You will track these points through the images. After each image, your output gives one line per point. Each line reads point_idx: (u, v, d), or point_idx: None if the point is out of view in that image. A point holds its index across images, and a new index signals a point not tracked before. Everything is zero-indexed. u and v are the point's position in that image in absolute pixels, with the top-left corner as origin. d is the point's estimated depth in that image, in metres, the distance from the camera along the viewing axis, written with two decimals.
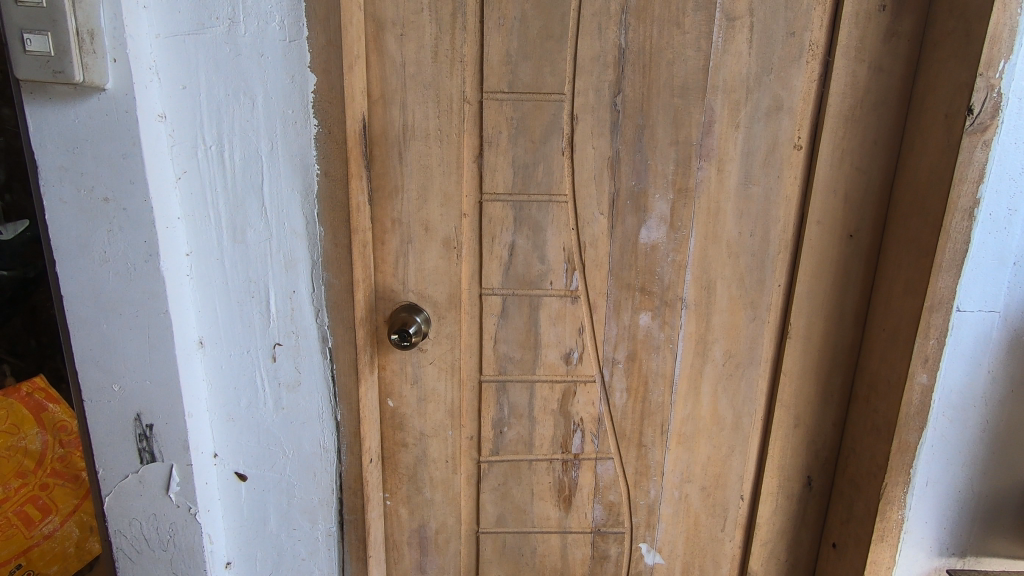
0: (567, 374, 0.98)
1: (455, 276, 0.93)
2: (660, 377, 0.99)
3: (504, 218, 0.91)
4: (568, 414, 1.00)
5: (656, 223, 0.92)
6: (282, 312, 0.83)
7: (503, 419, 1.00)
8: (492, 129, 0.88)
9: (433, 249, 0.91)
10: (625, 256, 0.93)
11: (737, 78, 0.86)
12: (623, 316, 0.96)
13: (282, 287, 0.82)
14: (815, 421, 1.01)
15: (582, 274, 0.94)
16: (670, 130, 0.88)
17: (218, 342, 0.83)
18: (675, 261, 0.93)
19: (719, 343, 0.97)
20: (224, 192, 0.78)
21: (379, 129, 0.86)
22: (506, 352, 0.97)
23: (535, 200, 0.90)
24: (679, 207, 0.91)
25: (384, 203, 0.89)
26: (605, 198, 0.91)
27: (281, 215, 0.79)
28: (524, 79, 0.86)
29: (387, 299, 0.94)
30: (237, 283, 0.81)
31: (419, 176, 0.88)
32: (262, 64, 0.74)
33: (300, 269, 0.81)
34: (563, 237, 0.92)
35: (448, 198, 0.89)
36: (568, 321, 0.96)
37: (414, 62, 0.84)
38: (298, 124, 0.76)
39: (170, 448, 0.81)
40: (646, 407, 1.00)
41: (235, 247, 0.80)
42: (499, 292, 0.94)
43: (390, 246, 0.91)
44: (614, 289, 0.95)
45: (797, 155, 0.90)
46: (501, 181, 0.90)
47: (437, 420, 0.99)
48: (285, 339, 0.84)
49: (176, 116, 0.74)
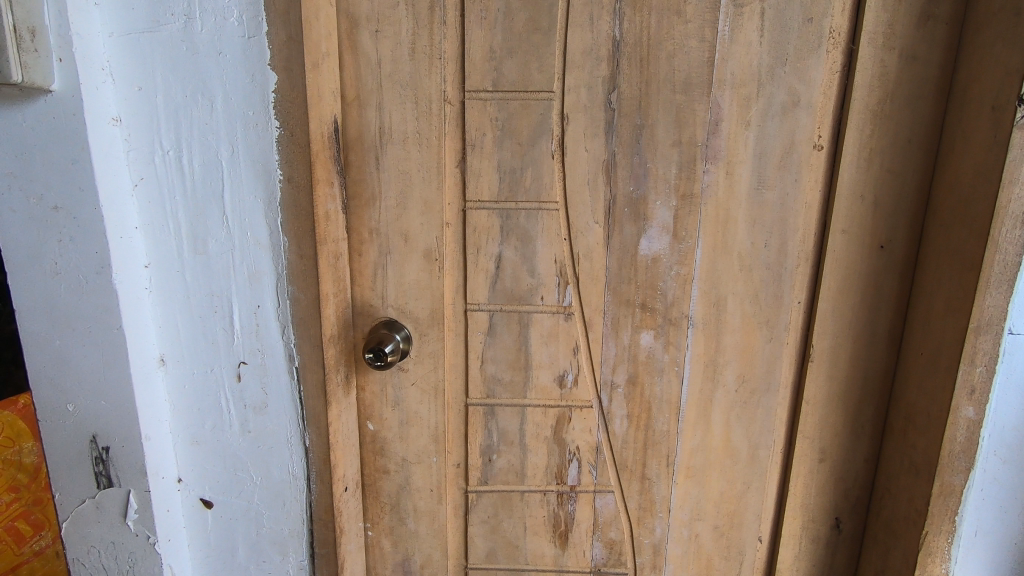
0: (561, 399, 0.90)
1: (437, 290, 0.86)
2: (664, 404, 0.89)
3: (490, 227, 0.84)
4: (563, 442, 0.92)
5: (658, 232, 0.83)
6: (247, 329, 0.77)
7: (492, 446, 0.92)
8: (476, 132, 0.81)
9: (413, 260, 0.85)
10: (623, 270, 0.84)
11: (748, 70, 0.77)
12: (623, 335, 0.87)
13: (246, 301, 0.76)
14: (843, 456, 0.89)
15: (576, 289, 0.86)
16: (672, 130, 0.79)
17: (180, 360, 0.78)
18: (680, 275, 0.84)
19: (731, 367, 0.87)
20: (185, 201, 0.73)
21: (354, 132, 0.80)
22: (494, 373, 0.89)
23: (522, 207, 0.83)
24: (684, 214, 0.82)
25: (361, 212, 0.83)
26: (600, 205, 0.82)
27: (243, 224, 0.74)
28: (510, 77, 0.79)
29: (366, 314, 0.87)
30: (199, 297, 0.76)
31: (398, 183, 0.82)
32: (219, 62, 0.69)
33: (264, 282, 0.76)
34: (555, 248, 0.84)
35: (429, 207, 0.83)
36: (561, 340, 0.88)
37: (390, 60, 0.78)
38: (260, 127, 0.71)
39: (127, 472, 0.76)
40: (650, 436, 0.90)
41: (196, 257, 0.75)
42: (486, 307, 0.87)
43: (367, 257, 0.85)
44: (612, 306, 0.86)
45: (818, 157, 0.80)
46: (486, 187, 0.82)
47: (421, 446, 0.92)
48: (250, 358, 0.78)
49: (132, 119, 0.70)
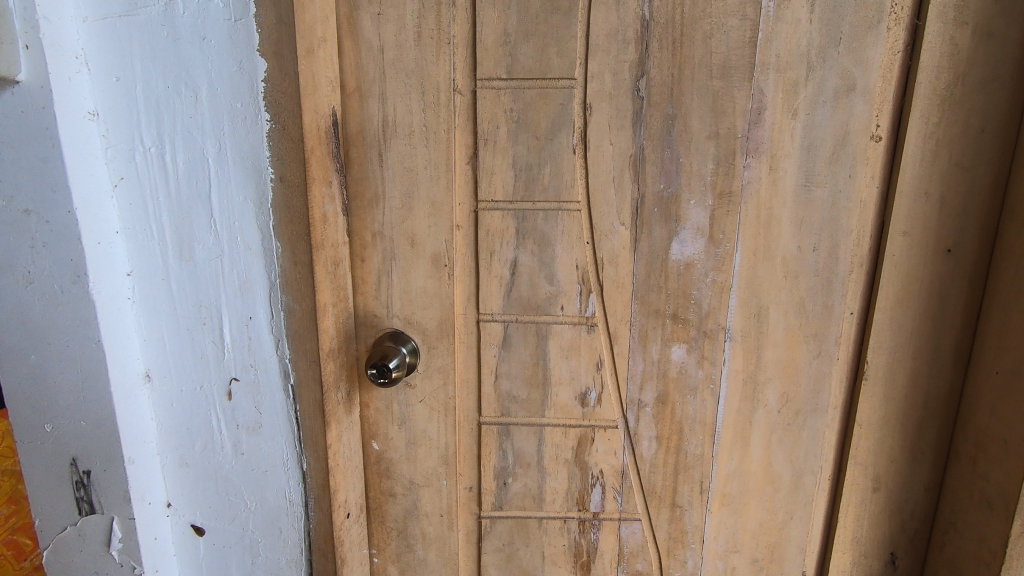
0: (583, 418, 0.82)
1: (447, 299, 0.78)
2: (697, 425, 0.80)
3: (504, 230, 0.76)
4: (585, 465, 0.84)
5: (691, 235, 0.74)
6: (238, 343, 0.71)
7: (507, 468, 0.85)
8: (488, 124, 0.73)
9: (420, 267, 0.77)
10: (652, 276, 0.76)
11: (796, 51, 0.68)
12: (651, 349, 0.79)
13: (237, 312, 0.70)
14: (901, 486, 0.80)
15: (600, 298, 0.77)
16: (708, 120, 0.71)
17: (167, 377, 0.72)
18: (716, 282, 0.76)
19: (773, 385, 0.78)
20: (169, 203, 0.66)
21: (354, 126, 0.73)
22: (509, 389, 0.82)
23: (540, 208, 0.75)
24: (721, 215, 0.73)
25: (363, 213, 0.76)
26: (626, 205, 0.74)
27: (232, 228, 0.67)
28: (526, 62, 0.71)
29: (369, 325, 0.80)
30: (186, 308, 0.70)
31: (403, 182, 0.75)
32: (203, 49, 0.62)
33: (256, 292, 0.69)
34: (576, 252, 0.76)
35: (437, 208, 0.75)
36: (582, 354, 0.79)
37: (394, 45, 0.71)
38: (248, 120, 0.64)
39: (109, 498, 0.70)
40: (681, 460, 0.82)
41: (182, 265, 0.68)
42: (500, 318, 0.79)
43: (371, 263, 0.77)
44: (640, 316, 0.78)
45: (875, 149, 0.70)
46: (500, 186, 0.75)
47: (429, 468, 0.85)
48: (242, 374, 0.72)
49: (110, 113, 0.64)
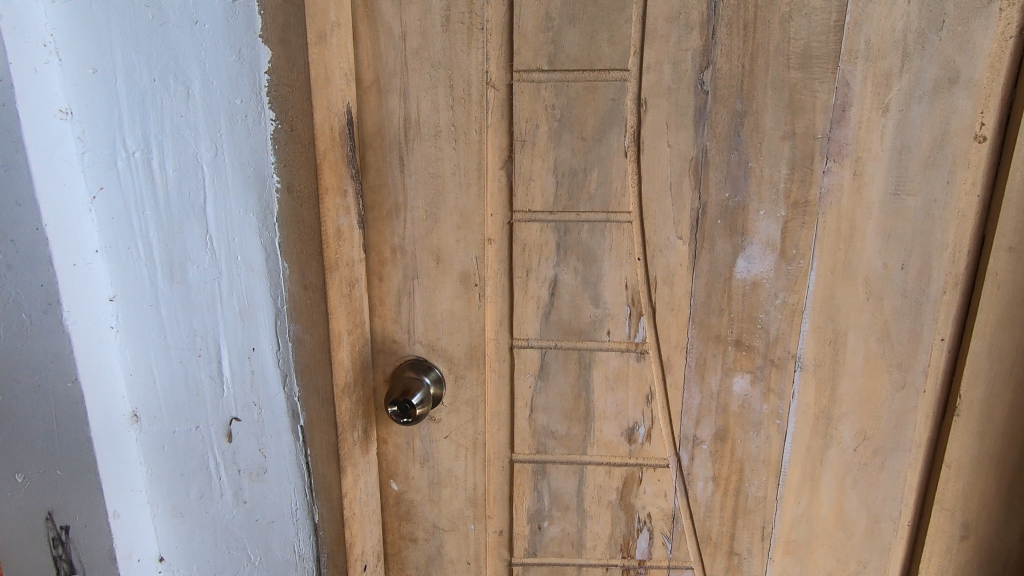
0: (630, 456, 0.72)
1: (476, 323, 0.69)
2: (761, 465, 0.71)
3: (543, 245, 0.66)
4: (630, 508, 0.74)
5: (759, 250, 0.65)
6: (238, 378, 0.61)
7: (543, 511, 0.75)
8: (526, 123, 0.63)
9: (447, 286, 0.68)
10: (713, 298, 0.66)
11: (890, 37, 0.58)
12: (710, 379, 0.69)
13: (237, 343, 0.60)
14: (994, 535, 0.70)
15: (652, 322, 0.68)
16: (783, 118, 0.61)
17: (158, 416, 0.62)
18: (786, 304, 0.66)
19: (850, 420, 0.69)
20: (157, 217, 0.57)
21: (372, 125, 0.63)
22: (546, 424, 0.72)
23: (585, 219, 0.65)
24: (795, 227, 0.64)
25: (381, 226, 0.66)
26: (685, 216, 0.64)
27: (232, 246, 0.57)
28: (571, 51, 0.61)
29: (388, 352, 0.70)
30: (179, 338, 0.60)
31: (427, 190, 0.65)
32: (196, 34, 0.52)
33: (259, 319, 0.59)
34: (626, 270, 0.66)
35: (466, 219, 0.66)
36: (630, 385, 0.70)
37: (417, 32, 0.61)
38: (250, 120, 0.54)
39: (91, 558, 0.60)
40: (741, 503, 0.72)
41: (173, 288, 0.59)
42: (537, 344, 0.69)
43: (390, 282, 0.68)
44: (697, 343, 0.68)
45: (979, 151, 0.60)
46: (539, 194, 0.65)
47: (455, 510, 0.75)
48: (244, 413, 0.62)
49: (85, 112, 0.54)
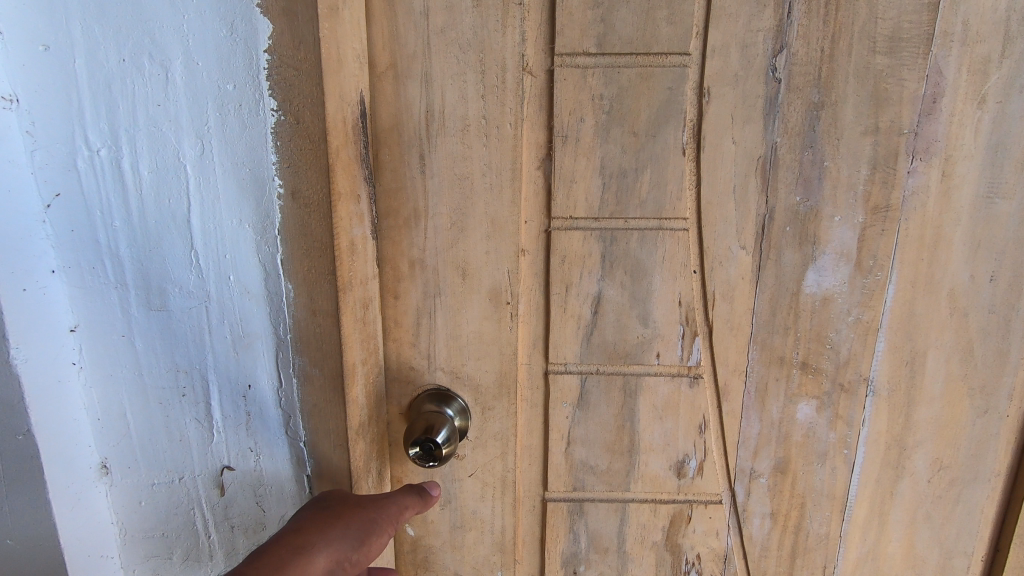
0: (678, 492, 0.64)
1: (507, 347, 0.60)
2: (824, 499, 0.63)
3: (586, 256, 0.58)
4: (677, 549, 0.66)
5: (832, 261, 0.57)
6: (231, 420, 0.51)
7: (579, 554, 0.67)
8: (569, 116, 0.54)
9: (474, 305, 0.59)
10: (777, 315, 0.58)
11: (991, 17, 0.50)
12: (771, 406, 0.61)
13: (230, 380, 0.50)
14: None
15: (708, 342, 0.60)
16: (866, 110, 0.53)
17: (133, 466, 0.52)
18: (860, 322, 0.58)
19: (924, 448, 0.62)
20: (128, 230, 0.46)
21: (387, 118, 0.54)
22: (585, 458, 0.63)
23: (634, 227, 0.57)
24: (873, 235, 0.56)
25: (398, 236, 0.57)
26: (749, 223, 0.56)
27: (222, 266, 0.47)
28: (624, 31, 0.52)
29: (404, 380, 0.61)
30: (158, 375, 0.50)
31: (453, 194, 0.56)
32: (176, 3, 0.42)
33: (257, 352, 0.50)
34: (680, 285, 0.58)
35: (498, 228, 0.57)
36: (681, 415, 0.62)
37: (443, 7, 0.51)
38: (245, 111, 0.44)
39: None
40: (800, 541, 0.65)
41: (150, 316, 0.48)
42: (575, 369, 0.61)
43: (408, 301, 0.59)
44: (758, 366, 0.60)
45: None
46: (583, 199, 0.56)
47: (480, 556, 0.66)
48: (238, 461, 0.53)
49: (35, 99, 0.43)
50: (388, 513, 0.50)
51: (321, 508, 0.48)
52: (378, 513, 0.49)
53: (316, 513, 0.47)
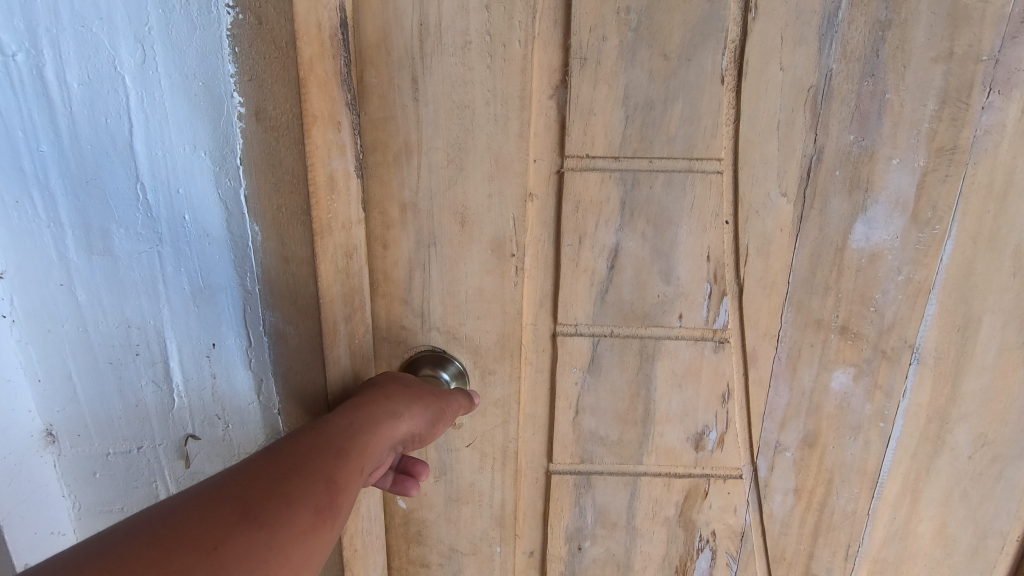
0: (695, 466, 0.59)
1: (511, 304, 0.53)
2: (854, 475, 0.58)
3: (604, 202, 0.50)
4: (691, 525, 0.61)
5: (885, 212, 0.50)
6: (194, 384, 0.46)
7: (584, 529, 0.62)
8: (589, 33, 0.46)
9: (474, 256, 0.51)
10: (818, 272, 0.52)
11: None
12: (803, 374, 0.55)
13: (190, 340, 0.45)
14: None
15: (736, 303, 0.53)
16: (940, 32, 0.45)
17: (84, 434, 0.47)
18: (910, 282, 0.52)
19: (969, 422, 0.56)
20: (60, 161, 0.39)
21: (374, 32, 0.45)
22: (595, 428, 0.57)
23: (661, 169, 0.49)
24: (934, 182, 0.49)
25: (388, 175, 0.49)
26: (792, 166, 0.49)
27: (176, 206, 0.41)
28: None
29: (395, 340, 0.54)
30: (105, 332, 0.44)
31: (451, 125, 0.48)
32: None
33: (221, 307, 0.44)
34: (709, 236, 0.51)
35: (503, 167, 0.49)
36: (703, 382, 0.55)
37: None
38: (195, 13, 0.36)
39: None
40: (825, 519, 0.60)
41: (93, 263, 0.42)
42: (587, 331, 0.54)
43: (399, 252, 0.51)
44: (792, 329, 0.54)
45: None
46: (602, 134, 0.48)
47: (478, 529, 0.61)
48: (204, 430, 0.48)
49: None
50: (452, 405, 0.48)
51: (405, 382, 0.46)
52: (448, 402, 0.47)
53: (400, 385, 0.46)
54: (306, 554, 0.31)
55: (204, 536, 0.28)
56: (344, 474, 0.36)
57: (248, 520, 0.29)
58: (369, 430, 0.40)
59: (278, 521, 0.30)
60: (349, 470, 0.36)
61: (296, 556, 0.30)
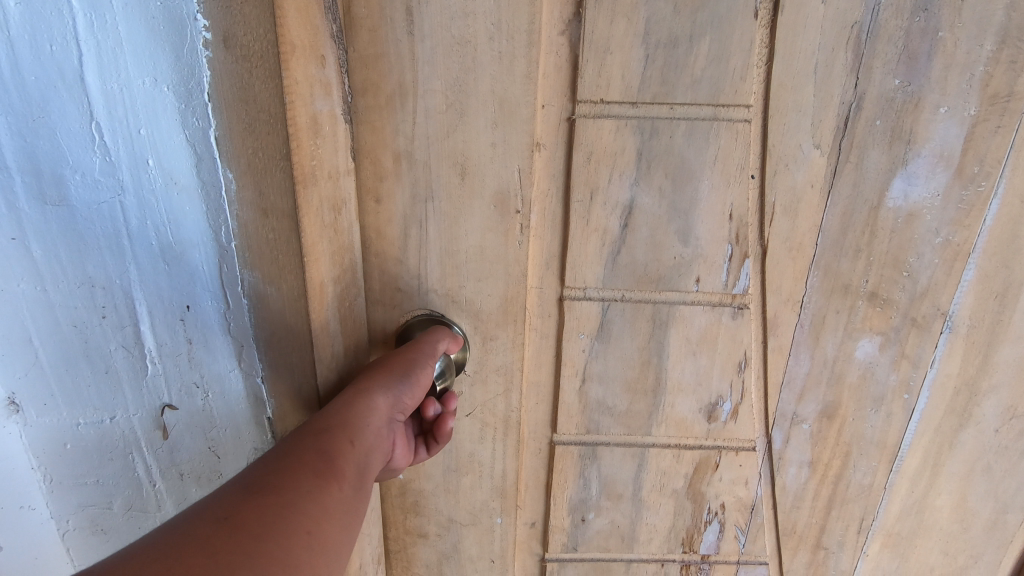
0: (706, 437, 0.56)
1: (515, 265, 0.49)
2: (873, 448, 0.55)
3: (618, 153, 0.46)
4: (700, 498, 0.59)
5: (928, 166, 0.45)
6: (169, 349, 0.44)
7: (588, 501, 0.59)
8: None
9: (474, 213, 0.47)
10: (848, 233, 0.48)
11: None
12: (826, 343, 0.51)
13: (162, 298, 0.42)
14: None
15: (759, 265, 0.49)
16: None
17: (50, 403, 0.44)
18: (948, 244, 0.47)
19: (998, 394, 0.53)
20: (4, 101, 0.36)
21: None
22: (602, 397, 0.54)
23: (683, 116, 0.44)
24: (984, 133, 0.44)
25: (380, 120, 0.44)
26: (828, 114, 0.44)
27: (138, 147, 0.38)
28: None
29: (389, 304, 0.50)
30: (66, 289, 0.41)
31: (450, 63, 0.43)
32: None
33: (195, 262, 0.42)
34: (733, 192, 0.46)
35: (507, 112, 0.44)
36: (719, 350, 0.52)
37: None
38: None
39: None
40: (839, 492, 0.58)
41: (47, 215, 0.39)
42: (596, 295, 0.50)
43: (393, 207, 0.47)
44: (817, 294, 0.50)
45: None
46: (618, 75, 0.43)
47: (478, 500, 0.59)
48: (182, 399, 0.46)
49: None
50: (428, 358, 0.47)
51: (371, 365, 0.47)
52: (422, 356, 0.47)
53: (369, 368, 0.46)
54: (323, 508, 0.35)
55: (196, 540, 0.29)
56: (321, 463, 0.37)
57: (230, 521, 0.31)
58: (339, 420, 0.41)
59: (255, 514, 0.31)
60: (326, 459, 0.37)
61: (288, 533, 0.31)
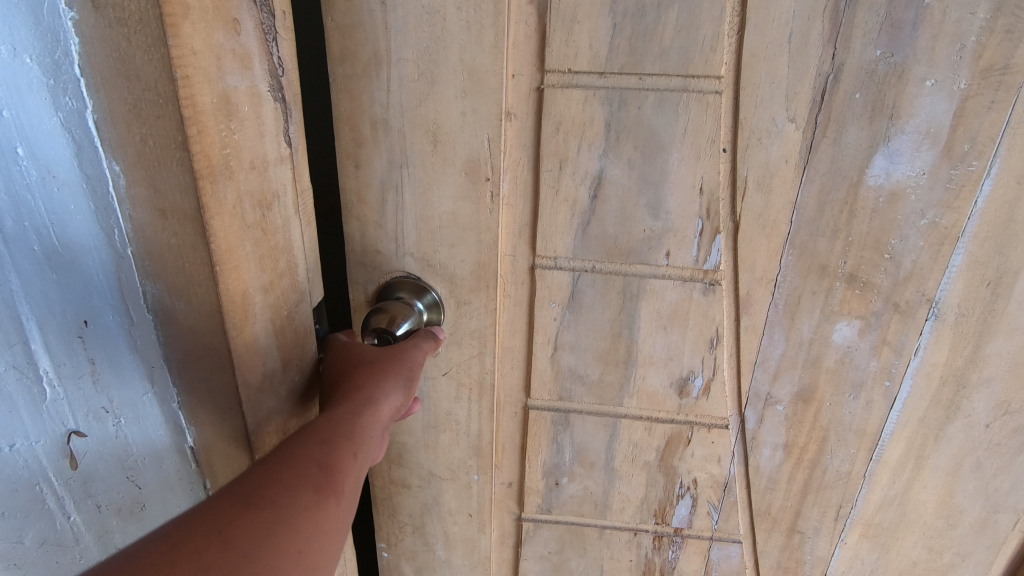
0: (677, 412, 0.56)
1: (487, 232, 0.50)
2: (851, 435, 0.54)
3: (587, 124, 0.46)
4: (672, 472, 0.59)
5: (912, 143, 0.43)
6: (69, 367, 0.46)
7: (562, 466, 0.61)
8: None
9: (447, 179, 0.49)
10: (826, 212, 0.46)
11: None
12: (802, 324, 0.50)
13: (53, 306, 0.44)
14: None
15: (731, 242, 0.48)
16: None
17: None
18: (935, 226, 0.45)
19: (990, 387, 0.50)
20: None
21: None
22: (574, 366, 0.55)
23: (651, 87, 0.44)
24: (977, 108, 0.41)
25: (357, 87, 0.46)
26: (804, 87, 0.43)
27: (5, 151, 0.39)
28: None
29: (370, 264, 0.53)
30: None
31: (421, 31, 0.44)
32: None
33: (84, 269, 0.43)
34: (703, 166, 0.46)
35: (477, 80, 0.45)
36: (690, 325, 0.52)
37: None
38: None
39: None
40: (816, 477, 0.57)
41: None
42: (567, 264, 0.51)
43: (371, 171, 0.49)
44: (793, 273, 0.49)
45: None
46: (586, 45, 0.44)
47: (456, 457, 0.62)
48: (90, 424, 0.49)
49: None
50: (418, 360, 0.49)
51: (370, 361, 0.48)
52: (412, 362, 0.48)
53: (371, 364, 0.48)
54: (318, 522, 0.37)
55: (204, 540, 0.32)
56: (330, 467, 0.40)
57: (236, 527, 0.33)
58: (349, 422, 0.43)
59: (268, 524, 0.34)
60: (337, 461, 0.40)
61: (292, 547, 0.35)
